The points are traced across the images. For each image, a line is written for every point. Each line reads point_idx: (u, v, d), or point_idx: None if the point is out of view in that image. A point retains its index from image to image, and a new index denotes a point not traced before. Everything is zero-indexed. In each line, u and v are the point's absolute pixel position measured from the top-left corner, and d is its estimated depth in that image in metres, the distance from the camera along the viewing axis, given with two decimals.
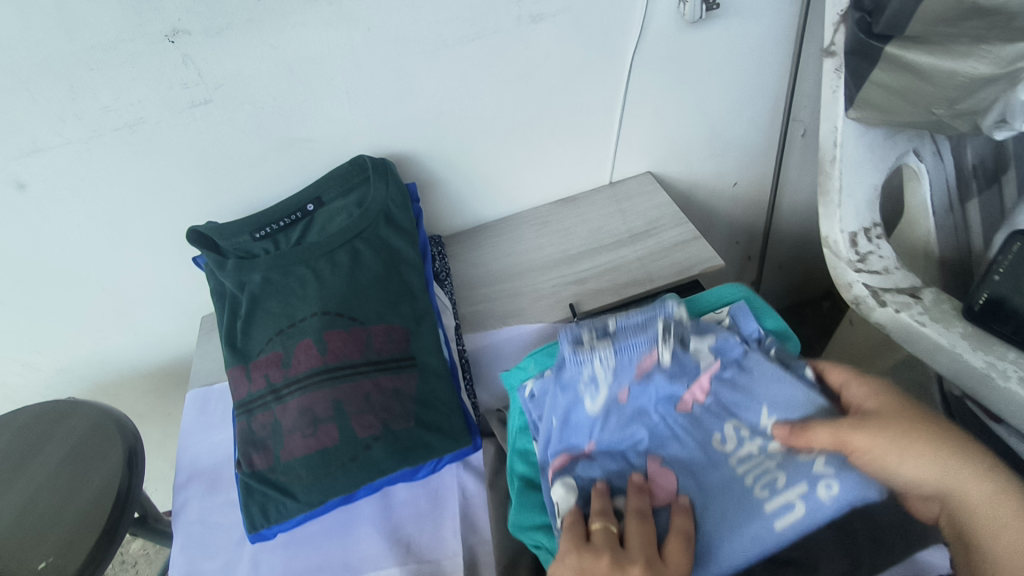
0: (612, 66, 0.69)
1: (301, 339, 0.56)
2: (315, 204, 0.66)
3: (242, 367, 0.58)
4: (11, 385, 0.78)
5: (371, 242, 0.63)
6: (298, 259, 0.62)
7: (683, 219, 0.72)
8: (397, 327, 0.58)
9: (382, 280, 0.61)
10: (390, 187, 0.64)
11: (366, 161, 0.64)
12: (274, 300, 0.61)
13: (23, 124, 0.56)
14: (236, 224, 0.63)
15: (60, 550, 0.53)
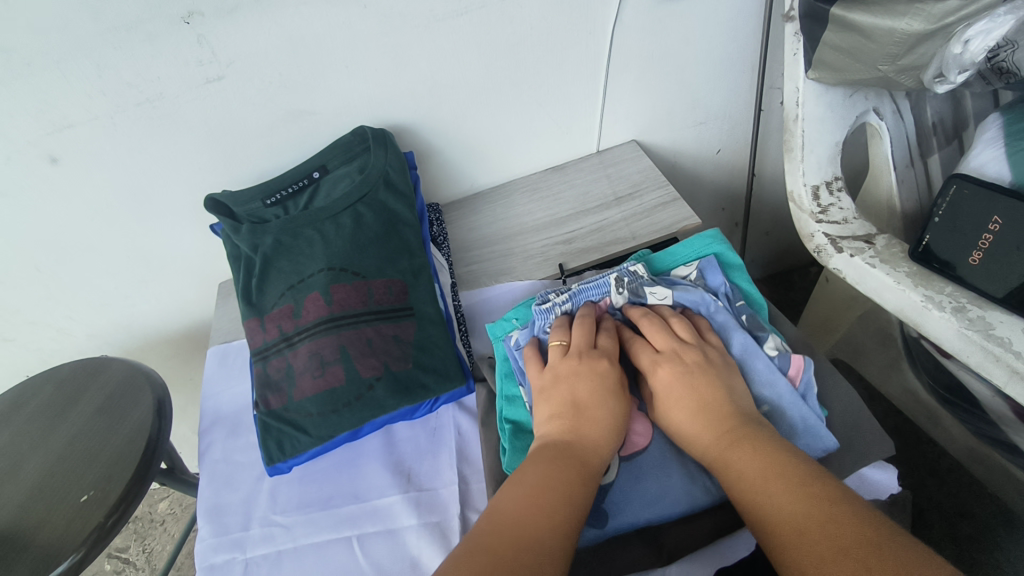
0: (594, 37, 0.73)
1: (309, 292, 0.62)
2: (320, 172, 0.71)
3: (258, 319, 0.65)
4: (48, 349, 0.85)
5: (372, 206, 0.69)
6: (307, 222, 0.68)
7: (665, 182, 0.77)
8: (396, 281, 0.63)
9: (382, 239, 0.66)
10: (388, 155, 0.70)
11: (366, 131, 0.70)
12: (286, 259, 0.67)
13: (56, 102, 0.62)
14: (248, 192, 0.70)
15: (100, 484, 0.59)
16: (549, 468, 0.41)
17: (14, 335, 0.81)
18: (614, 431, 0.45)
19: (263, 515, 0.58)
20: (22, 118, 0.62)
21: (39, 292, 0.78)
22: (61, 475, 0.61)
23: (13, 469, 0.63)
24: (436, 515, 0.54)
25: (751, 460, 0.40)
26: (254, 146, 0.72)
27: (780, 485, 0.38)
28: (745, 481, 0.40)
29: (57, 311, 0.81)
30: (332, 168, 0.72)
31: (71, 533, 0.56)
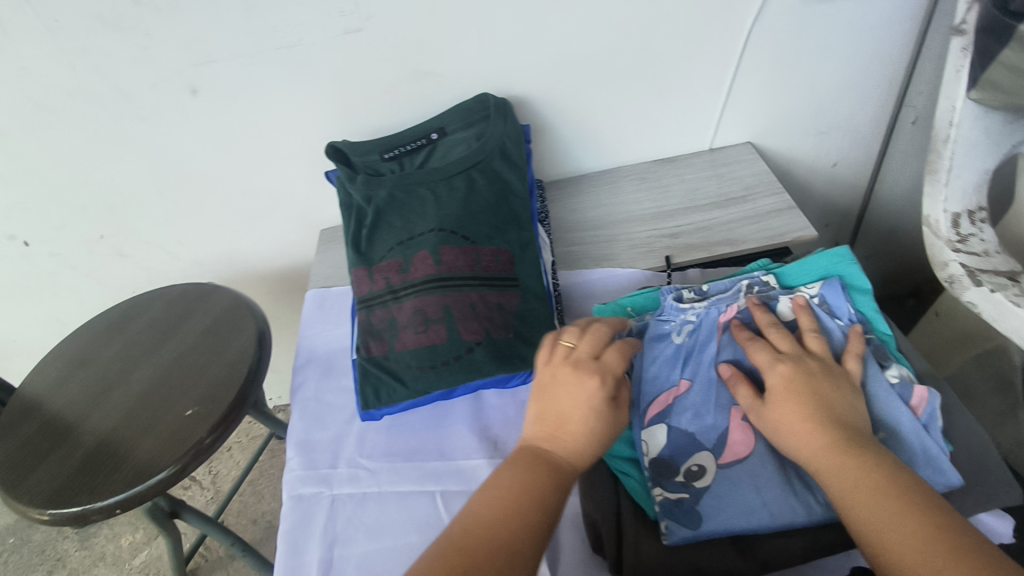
0: (732, 31, 0.70)
1: (419, 250, 0.63)
2: (438, 134, 0.72)
3: (365, 270, 0.66)
4: (155, 270, 0.90)
5: (486, 173, 0.68)
6: (421, 180, 0.68)
7: (779, 188, 0.74)
8: (503, 251, 0.64)
9: (493, 207, 0.66)
10: (507, 125, 0.69)
11: (489, 99, 0.70)
12: (398, 215, 0.68)
13: (204, 36, 0.64)
14: (368, 144, 0.71)
15: (203, 402, 0.63)
16: (527, 475, 0.43)
17: (130, 252, 0.86)
18: (599, 443, 0.45)
19: (351, 457, 0.60)
20: (171, 48, 0.64)
21: (157, 216, 0.82)
22: (169, 387, 0.65)
23: (126, 374, 0.67)
24: None
25: (859, 475, 0.39)
26: (376, 102, 0.73)
27: (892, 509, 0.37)
28: (850, 496, 0.39)
29: (170, 236, 0.85)
30: (449, 131, 0.72)
31: (175, 443, 0.60)
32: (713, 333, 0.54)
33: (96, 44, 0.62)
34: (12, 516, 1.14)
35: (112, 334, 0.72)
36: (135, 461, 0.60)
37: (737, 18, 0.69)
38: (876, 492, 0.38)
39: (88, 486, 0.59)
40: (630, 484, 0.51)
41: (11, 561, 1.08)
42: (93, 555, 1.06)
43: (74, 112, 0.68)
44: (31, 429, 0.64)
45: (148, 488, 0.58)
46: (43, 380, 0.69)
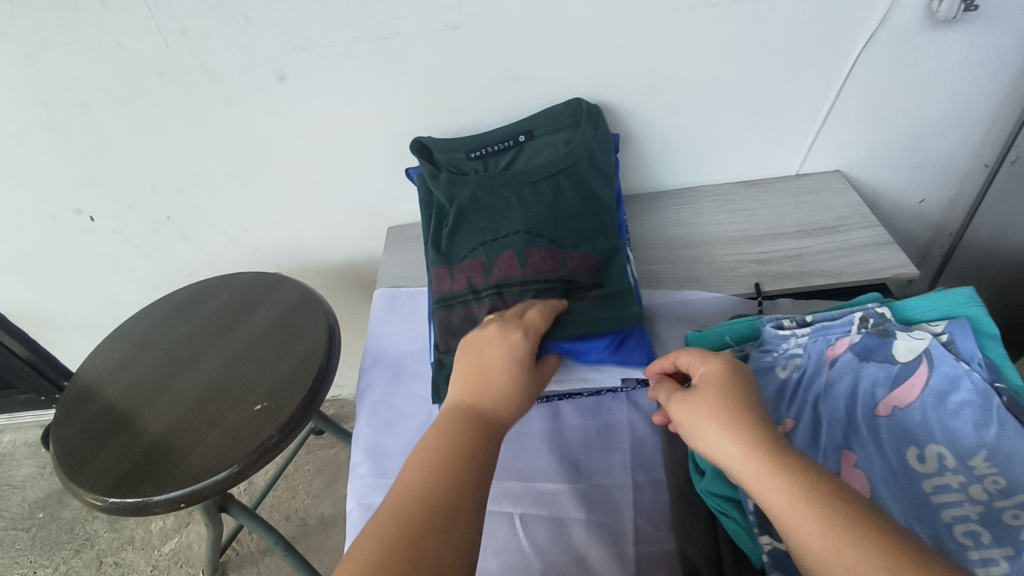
0: (839, 56, 0.67)
1: (504, 251, 0.62)
2: (526, 137, 0.71)
3: (446, 269, 0.64)
4: (216, 255, 0.90)
5: (572, 179, 0.66)
6: (506, 182, 0.67)
7: (875, 222, 0.71)
8: (590, 256, 0.62)
9: (580, 213, 0.65)
10: (597, 132, 0.67)
11: (581, 104, 0.68)
12: (479, 216, 0.66)
13: (303, 23, 0.62)
14: (456, 142, 0.71)
15: (272, 398, 0.61)
16: (450, 432, 0.45)
17: (192, 235, 0.87)
18: (514, 396, 0.49)
19: None
20: (267, 33, 0.63)
21: (227, 200, 0.82)
22: (236, 378, 0.63)
23: (191, 363, 0.66)
24: (607, 516, 0.53)
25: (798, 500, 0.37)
26: (463, 102, 0.71)
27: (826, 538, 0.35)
28: (786, 514, 0.37)
29: (237, 221, 0.84)
30: (537, 134, 0.71)
31: (244, 438, 0.58)
32: (821, 371, 0.52)
33: (195, 24, 0.62)
34: (45, 488, 1.14)
35: (177, 319, 0.71)
36: (202, 453, 0.58)
37: (849, 42, 0.66)
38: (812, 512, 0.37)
39: (152, 477, 0.57)
40: (731, 526, 0.46)
41: (40, 536, 1.07)
42: (123, 538, 1.05)
43: (163, 91, 0.68)
44: (92, 413, 0.63)
45: (215, 483, 0.56)
46: (103, 362, 0.68)
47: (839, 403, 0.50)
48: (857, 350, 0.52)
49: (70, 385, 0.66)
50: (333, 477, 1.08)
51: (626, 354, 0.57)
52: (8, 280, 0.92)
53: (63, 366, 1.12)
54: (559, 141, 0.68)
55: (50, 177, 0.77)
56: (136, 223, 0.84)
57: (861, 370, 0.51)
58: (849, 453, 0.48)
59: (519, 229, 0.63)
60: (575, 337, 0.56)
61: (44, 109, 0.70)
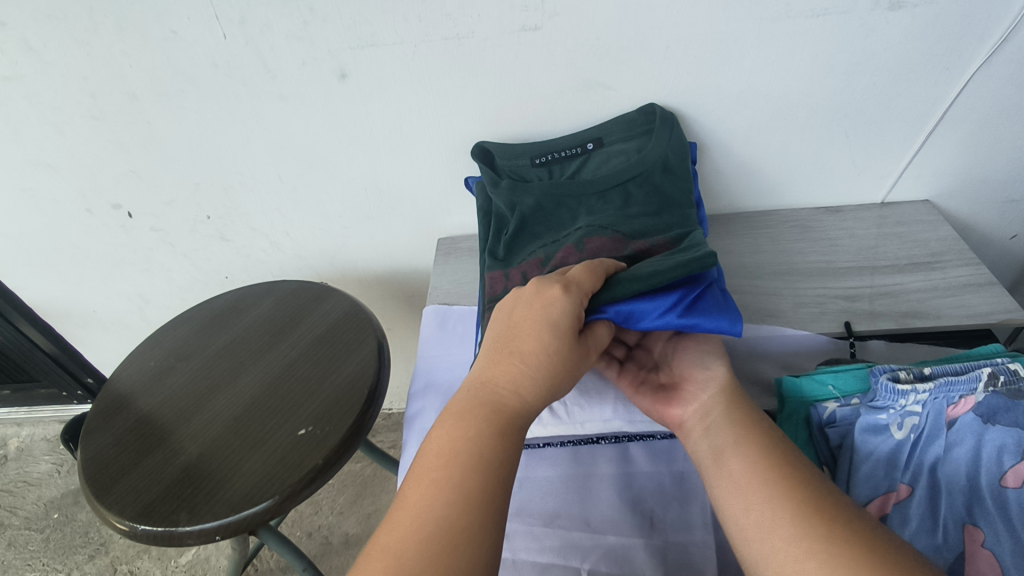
0: (948, 77, 0.62)
1: (564, 246, 0.57)
2: (595, 144, 0.65)
3: (501, 272, 0.59)
4: (254, 259, 0.87)
5: (644, 186, 0.61)
6: (571, 191, 0.62)
7: (974, 259, 0.65)
8: (661, 242, 0.55)
9: (651, 213, 0.59)
10: (672, 138, 0.61)
11: (655, 109, 0.63)
12: (542, 222, 0.62)
13: (370, 18, 0.58)
14: (518, 147, 0.66)
15: (317, 421, 0.57)
16: (463, 423, 0.40)
17: (232, 237, 0.83)
18: (547, 367, 0.43)
19: None
20: (333, 26, 0.59)
21: (273, 202, 0.78)
22: (279, 398, 0.60)
23: (233, 377, 0.62)
24: None
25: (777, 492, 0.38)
26: (533, 110, 0.66)
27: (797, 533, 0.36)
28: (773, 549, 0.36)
29: (280, 224, 0.81)
30: (607, 143, 0.66)
31: (286, 464, 0.54)
32: (941, 431, 0.45)
33: (257, 13, 0.58)
34: (62, 487, 1.10)
35: (217, 326, 0.68)
36: (242, 478, 0.53)
37: (961, 62, 0.60)
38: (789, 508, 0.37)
39: (187, 504, 0.52)
40: None
41: (53, 538, 1.03)
42: (139, 545, 1.01)
43: (217, 84, 0.65)
44: (125, 426, 0.59)
45: (252, 514, 0.51)
46: (138, 371, 0.65)
47: (961, 470, 0.44)
48: (979, 411, 0.44)
49: (102, 394, 0.63)
50: (359, 494, 1.03)
51: (700, 313, 0.47)
52: (40, 272, 0.89)
53: (88, 362, 1.09)
54: (631, 149, 0.63)
55: (91, 169, 0.74)
56: (175, 222, 0.81)
57: (984, 434, 0.44)
58: (974, 529, 0.42)
59: (582, 226, 0.59)
60: (633, 296, 0.47)
61: (90, 98, 0.66)
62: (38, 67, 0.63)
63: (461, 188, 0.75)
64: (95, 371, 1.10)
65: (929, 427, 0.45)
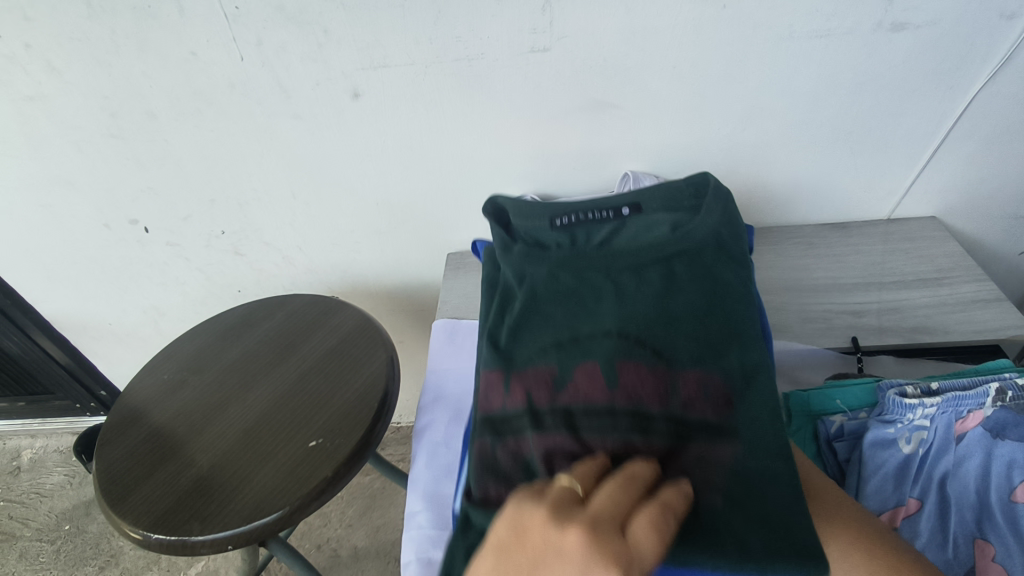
0: (952, 96, 0.62)
1: (587, 360, 0.48)
2: (630, 209, 0.59)
3: (499, 375, 0.50)
4: (266, 273, 0.88)
5: (690, 265, 0.54)
6: (597, 266, 0.56)
7: (981, 275, 0.66)
8: (714, 381, 0.45)
9: (699, 315, 0.50)
10: (712, 218, 0.56)
11: (708, 181, 0.58)
12: (563, 313, 0.53)
13: (384, 40, 0.60)
14: (540, 208, 0.61)
15: (328, 433, 0.58)
16: None
17: (246, 251, 0.85)
18: None
19: None
20: (347, 47, 0.61)
21: (286, 217, 0.80)
22: (291, 411, 0.61)
23: (244, 390, 0.63)
24: None
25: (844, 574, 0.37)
26: (541, 128, 0.68)
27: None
28: None
29: (293, 239, 0.83)
30: (644, 211, 0.59)
31: (298, 476, 0.55)
32: (950, 445, 0.45)
33: (274, 35, 0.60)
34: (74, 499, 1.11)
35: (230, 340, 0.69)
36: (254, 490, 0.54)
37: (964, 81, 0.61)
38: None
39: (200, 514, 0.53)
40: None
41: (64, 549, 1.04)
42: (148, 557, 1.01)
43: (234, 103, 0.66)
44: (137, 439, 0.60)
45: (265, 524, 0.52)
46: (150, 385, 0.66)
47: (971, 484, 0.44)
48: (988, 425, 0.44)
49: (115, 409, 0.64)
50: (367, 507, 1.03)
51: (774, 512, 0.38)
52: (57, 285, 0.91)
53: (102, 374, 1.10)
54: (665, 225, 0.56)
55: (110, 186, 0.76)
56: (190, 236, 0.83)
57: (993, 449, 0.44)
58: (985, 543, 0.42)
59: (611, 330, 0.50)
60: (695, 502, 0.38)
61: (110, 117, 0.68)
62: (61, 87, 0.65)
63: (470, 203, 0.76)
64: (108, 383, 1.12)
65: (938, 441, 0.45)
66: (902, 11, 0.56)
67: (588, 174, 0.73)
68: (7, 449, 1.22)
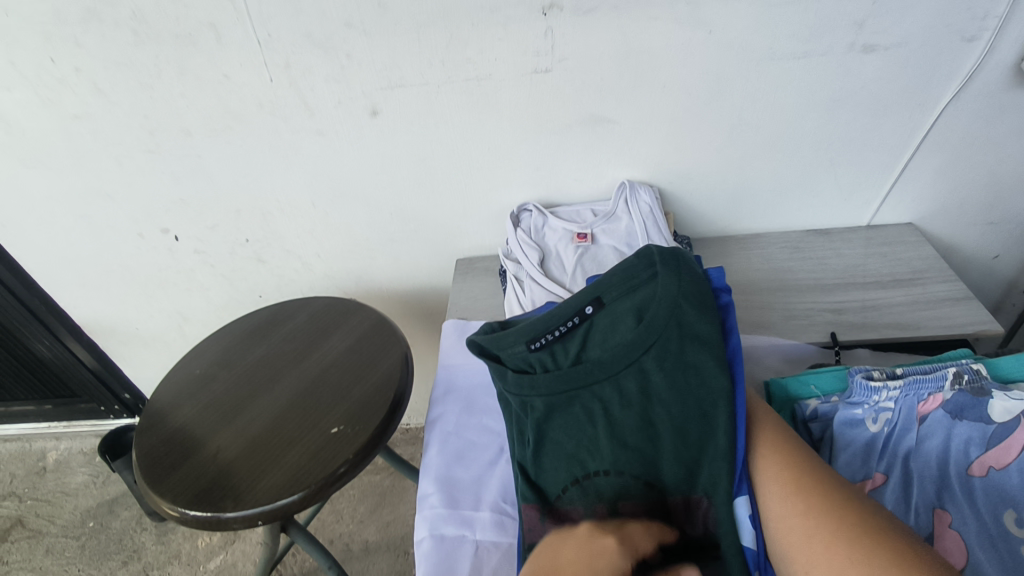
0: (921, 111, 0.68)
1: (596, 505, 0.51)
2: (595, 307, 0.53)
3: (535, 513, 0.52)
4: (286, 278, 0.94)
5: (662, 361, 0.49)
6: (582, 385, 0.52)
7: (953, 276, 0.71)
8: (701, 500, 0.48)
9: (679, 379, 0.49)
10: (680, 283, 0.49)
11: (653, 252, 0.51)
12: (561, 429, 0.53)
13: (402, 62, 0.66)
14: (511, 335, 0.53)
15: (347, 421, 0.63)
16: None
17: (267, 258, 0.91)
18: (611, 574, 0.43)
19: (493, 500, 0.58)
20: (366, 70, 0.67)
21: (306, 225, 0.85)
22: (312, 402, 0.66)
23: (270, 383, 0.69)
24: None
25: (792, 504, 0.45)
26: (544, 142, 0.73)
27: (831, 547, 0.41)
28: None
29: (312, 246, 0.88)
30: (608, 299, 0.52)
31: (320, 459, 0.60)
32: (912, 425, 0.50)
33: (301, 59, 0.66)
34: (97, 497, 1.16)
35: (257, 338, 0.75)
36: (280, 472, 0.59)
37: (931, 97, 0.67)
38: (795, 517, 0.44)
39: (231, 492, 0.58)
40: None
41: (89, 545, 1.08)
42: (169, 552, 1.06)
43: (263, 121, 0.73)
44: (173, 428, 0.65)
45: (289, 503, 0.57)
46: (183, 380, 0.71)
47: (932, 460, 0.49)
48: (948, 407, 0.49)
49: (151, 402, 0.69)
50: (378, 503, 1.08)
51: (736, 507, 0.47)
52: (90, 291, 0.97)
53: (126, 378, 1.15)
54: (633, 308, 0.50)
55: (144, 197, 0.82)
56: (216, 244, 0.89)
57: (952, 429, 0.49)
58: (942, 512, 0.47)
59: (610, 470, 0.51)
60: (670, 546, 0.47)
61: (149, 134, 0.74)
62: (106, 107, 0.71)
63: (478, 212, 0.82)
64: (132, 386, 1.17)
65: (901, 421, 0.50)
66: (872, 34, 0.62)
67: (587, 184, 0.78)
68: (32, 450, 1.27)
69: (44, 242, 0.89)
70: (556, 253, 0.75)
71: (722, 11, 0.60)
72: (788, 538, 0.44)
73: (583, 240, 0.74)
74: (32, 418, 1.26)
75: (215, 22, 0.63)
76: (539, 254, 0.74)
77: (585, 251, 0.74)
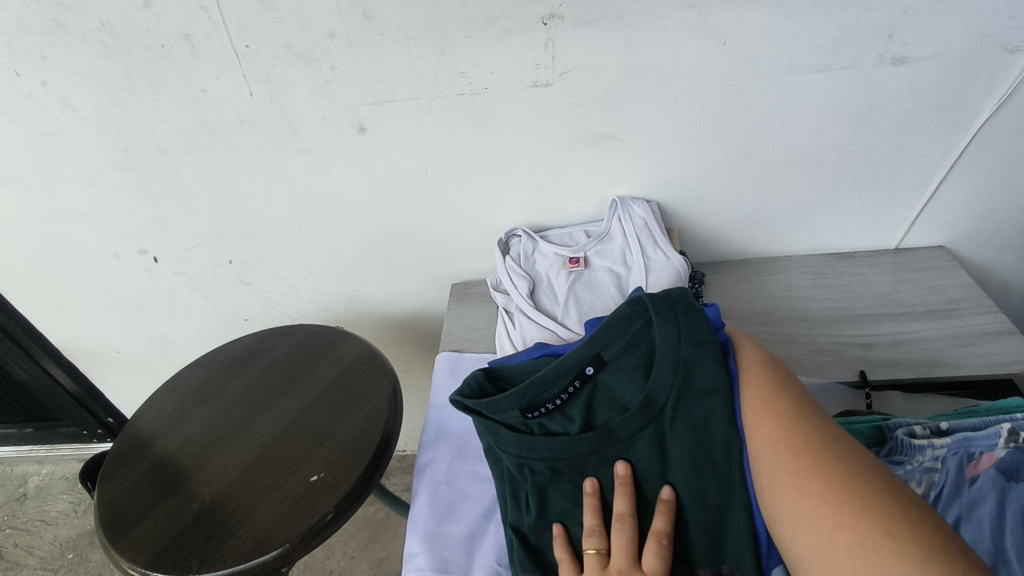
0: (957, 127, 0.62)
1: None
2: (596, 365, 0.47)
3: None
4: (272, 302, 0.89)
5: (680, 423, 0.44)
6: (593, 451, 0.47)
7: (992, 306, 0.65)
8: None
9: (698, 445, 0.43)
10: (682, 333, 0.44)
11: (645, 300, 0.46)
12: (564, 494, 0.48)
13: (388, 76, 0.61)
14: (503, 400, 0.48)
15: (328, 468, 0.57)
16: None
17: (252, 280, 0.85)
18: None
19: (488, 562, 0.52)
20: (352, 84, 0.62)
21: (292, 246, 0.80)
22: (292, 445, 0.60)
23: (247, 423, 0.63)
24: None
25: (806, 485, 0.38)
26: (545, 160, 0.68)
27: (848, 543, 0.34)
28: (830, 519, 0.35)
29: (298, 268, 0.83)
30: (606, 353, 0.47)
31: (299, 511, 0.54)
32: (961, 487, 0.44)
33: (281, 72, 0.61)
34: (79, 527, 1.11)
35: (235, 370, 0.70)
36: (253, 526, 0.54)
37: (968, 112, 0.61)
38: (788, 458, 0.39)
39: (199, 551, 0.52)
40: None
41: None
42: None
43: (242, 138, 0.67)
44: (139, 472, 0.60)
45: (264, 563, 0.51)
46: (154, 417, 0.66)
47: (985, 529, 0.41)
48: (1001, 466, 0.43)
49: (117, 442, 0.63)
50: (371, 538, 1.02)
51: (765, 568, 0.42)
52: (67, 313, 0.92)
53: (110, 401, 1.10)
54: (638, 365, 0.46)
55: (121, 217, 0.77)
56: (198, 267, 0.83)
57: (1008, 490, 0.42)
58: None
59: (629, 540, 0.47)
60: None
61: (122, 151, 0.69)
62: (76, 123, 0.66)
63: (474, 233, 0.77)
64: (116, 410, 1.12)
65: (948, 481, 0.44)
66: (903, 45, 0.56)
67: (591, 204, 0.73)
68: (14, 475, 1.22)
69: (17, 264, 0.84)
70: (547, 281, 0.71)
71: (739, 20, 0.55)
72: (776, 480, 0.39)
73: (576, 265, 0.70)
74: (13, 441, 1.21)
75: (185, 34, 0.58)
76: (529, 283, 0.70)
77: (578, 276, 0.69)
